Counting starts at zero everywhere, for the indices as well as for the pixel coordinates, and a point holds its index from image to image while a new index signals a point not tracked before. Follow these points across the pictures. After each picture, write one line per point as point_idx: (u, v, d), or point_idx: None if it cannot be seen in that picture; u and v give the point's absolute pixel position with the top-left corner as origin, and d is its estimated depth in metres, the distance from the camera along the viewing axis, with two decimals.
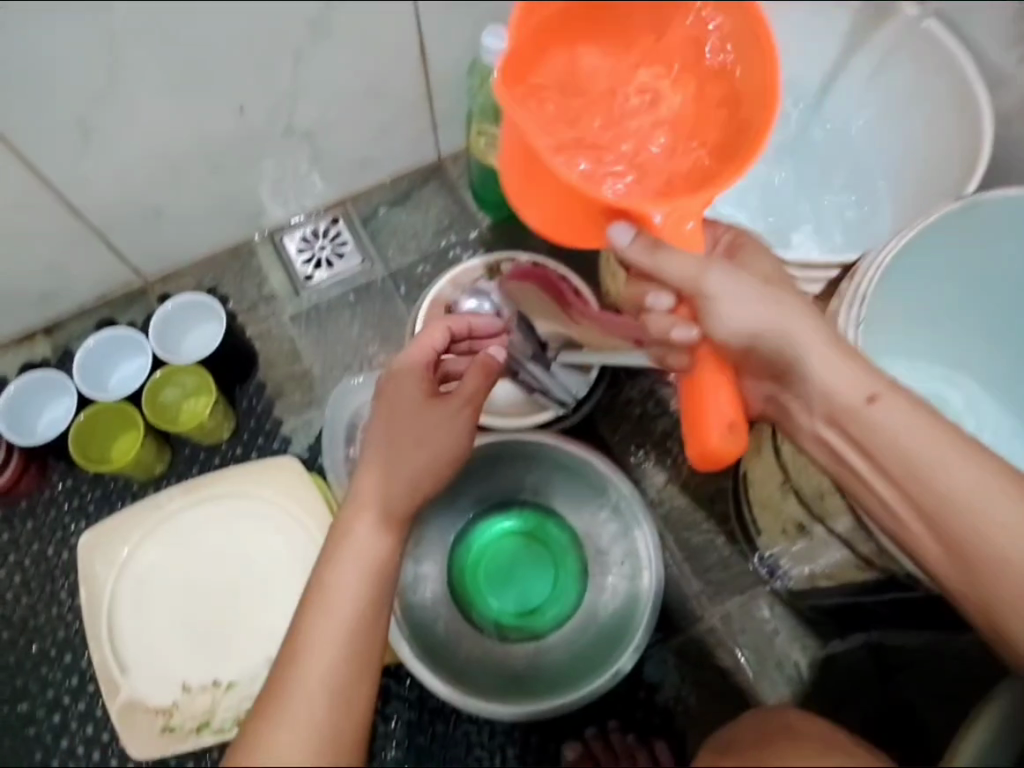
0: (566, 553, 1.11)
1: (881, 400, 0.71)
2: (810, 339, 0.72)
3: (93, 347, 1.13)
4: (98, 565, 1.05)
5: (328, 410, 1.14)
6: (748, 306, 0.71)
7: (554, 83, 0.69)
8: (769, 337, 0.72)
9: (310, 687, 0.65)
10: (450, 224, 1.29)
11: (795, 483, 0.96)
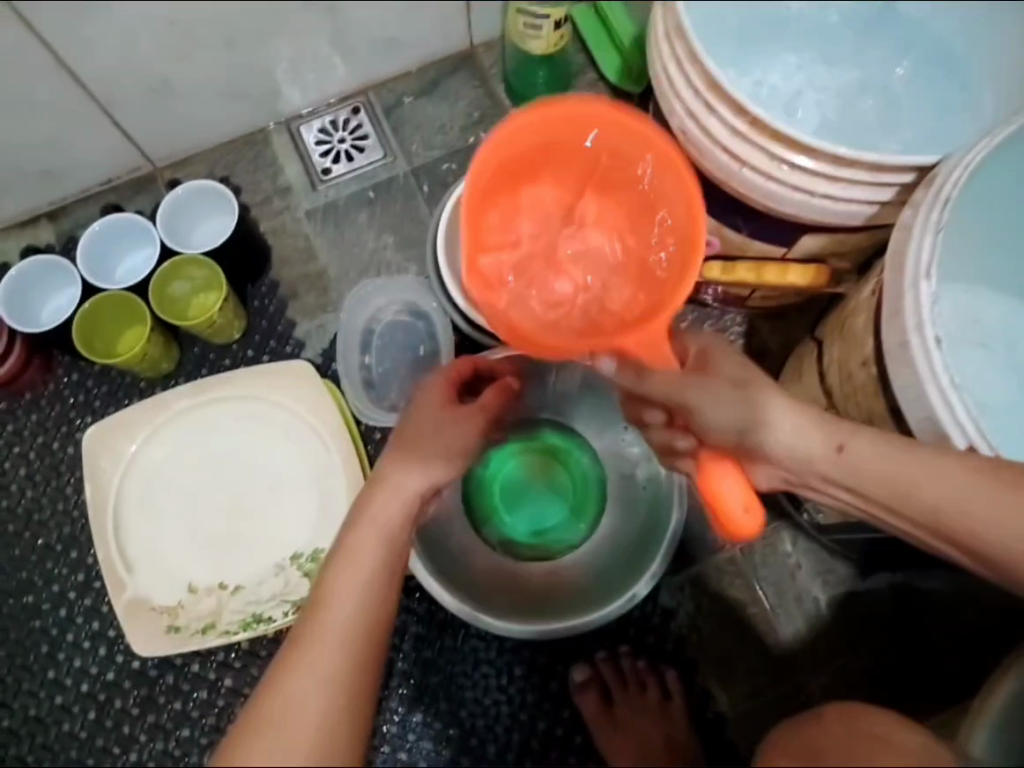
0: (585, 480, 1.08)
1: (845, 443, 0.74)
2: (779, 417, 0.74)
3: (99, 233, 1.07)
4: (104, 459, 1.02)
5: (344, 312, 1.09)
6: (728, 411, 0.72)
7: (486, 266, 0.74)
8: (751, 430, 0.73)
9: (332, 634, 0.67)
10: (480, 119, 1.20)
11: (841, 409, 0.89)
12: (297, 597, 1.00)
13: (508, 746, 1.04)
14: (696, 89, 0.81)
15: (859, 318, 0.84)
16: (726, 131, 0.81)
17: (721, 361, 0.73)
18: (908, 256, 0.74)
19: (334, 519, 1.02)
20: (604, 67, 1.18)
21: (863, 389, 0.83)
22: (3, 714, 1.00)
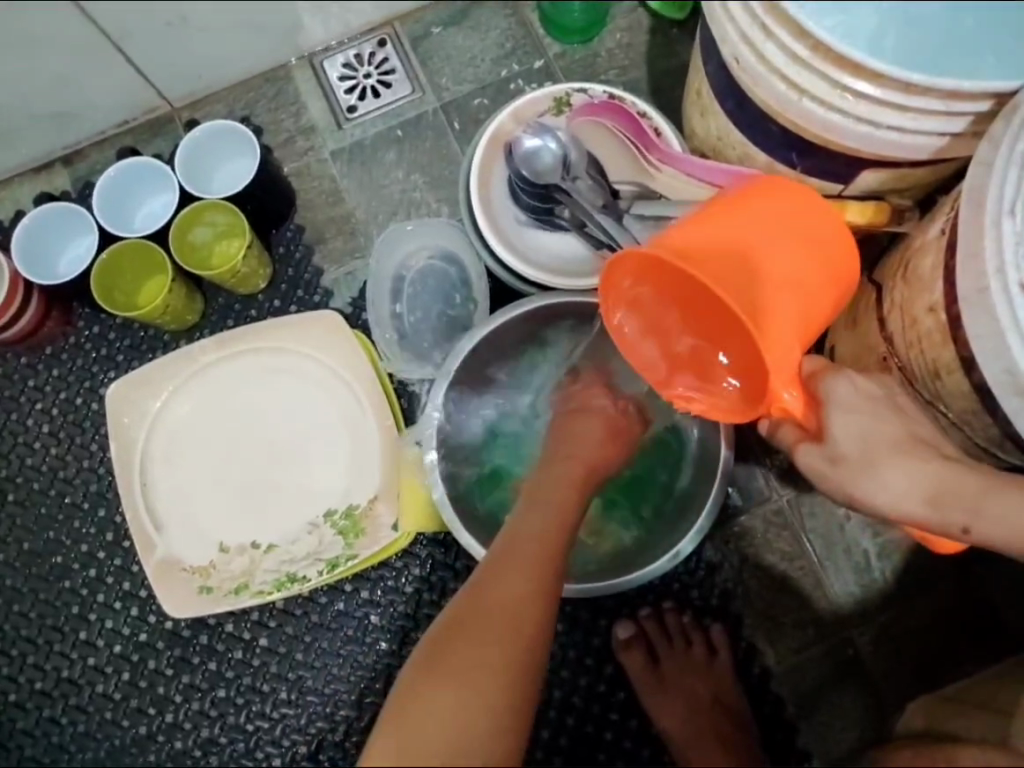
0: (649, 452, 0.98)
1: (973, 525, 0.71)
2: (892, 489, 0.72)
3: (115, 177, 1.01)
4: (127, 417, 0.98)
5: (373, 259, 1.03)
6: (824, 467, 0.73)
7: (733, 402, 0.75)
8: (861, 495, 0.73)
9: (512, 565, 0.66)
10: (513, 49, 1.12)
11: (902, 358, 0.82)
12: (331, 555, 0.96)
13: (548, 704, 1.01)
14: (752, 11, 0.73)
15: (926, 259, 0.77)
16: (784, 51, 0.73)
17: (839, 428, 0.71)
18: (991, 191, 0.68)
19: (368, 473, 0.99)
20: None
21: (927, 338, 0.76)
22: (36, 676, 0.99)
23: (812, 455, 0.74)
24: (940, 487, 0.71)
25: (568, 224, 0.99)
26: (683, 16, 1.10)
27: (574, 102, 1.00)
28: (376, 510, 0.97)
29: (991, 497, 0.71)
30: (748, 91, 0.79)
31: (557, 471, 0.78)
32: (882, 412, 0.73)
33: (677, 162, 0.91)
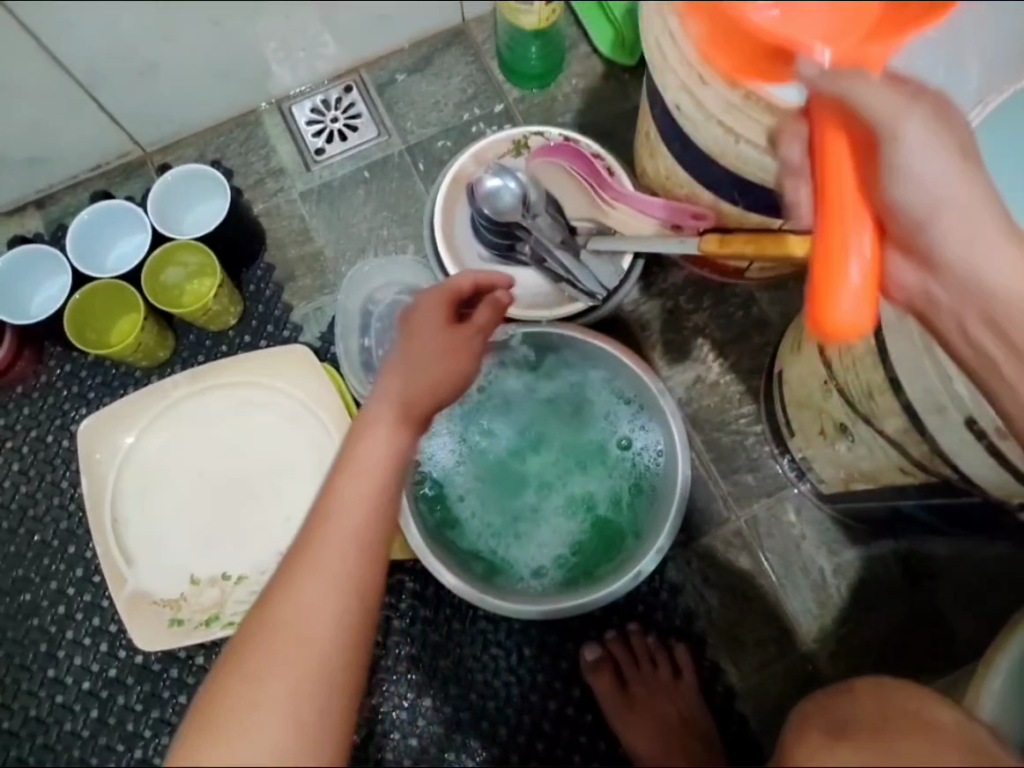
0: (608, 466, 1.01)
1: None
2: (995, 256, 0.70)
3: (88, 220, 1.04)
4: (99, 454, 0.99)
5: (340, 295, 1.07)
6: (935, 166, 0.65)
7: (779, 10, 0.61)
8: (944, 210, 0.68)
9: (303, 571, 0.61)
10: (474, 94, 1.18)
11: (841, 381, 0.85)
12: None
13: (518, 729, 1.02)
14: (687, 61, 0.78)
15: None
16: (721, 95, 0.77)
17: (955, 118, 0.66)
18: None
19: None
20: (597, 39, 1.16)
21: (861, 360, 0.79)
22: (3, 715, 0.99)
23: (927, 156, 0.65)
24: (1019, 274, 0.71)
25: (528, 258, 1.03)
26: (633, 60, 1.16)
27: (531, 145, 1.05)
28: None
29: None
30: (691, 134, 0.83)
31: (390, 402, 0.69)
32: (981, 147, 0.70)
33: (631, 199, 0.98)
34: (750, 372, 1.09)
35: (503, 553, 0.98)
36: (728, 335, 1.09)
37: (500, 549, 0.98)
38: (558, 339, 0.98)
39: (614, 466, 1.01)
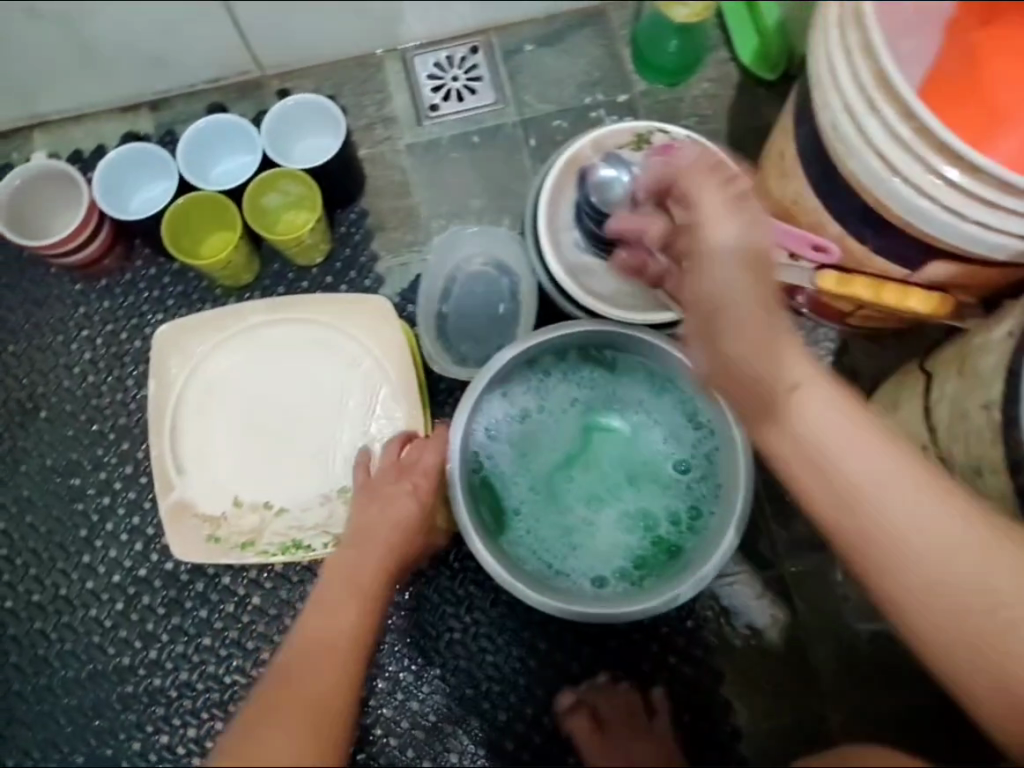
0: (664, 483, 0.99)
1: (993, 586, 0.64)
2: (745, 331, 0.69)
3: (201, 128, 1.03)
4: (171, 360, 1.01)
5: (431, 256, 1.07)
6: (734, 234, 0.71)
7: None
8: (721, 312, 0.70)
9: (307, 655, 0.65)
10: (600, 79, 1.16)
11: (944, 450, 0.82)
12: (339, 531, 0.99)
13: (518, 716, 1.02)
14: (861, 84, 0.74)
15: (986, 357, 0.77)
16: (895, 124, 0.73)
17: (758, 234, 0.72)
18: None
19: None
20: (739, 45, 1.13)
21: (976, 434, 0.77)
22: (34, 588, 1.02)
23: (739, 330, 0.69)
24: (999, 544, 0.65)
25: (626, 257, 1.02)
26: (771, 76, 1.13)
27: (653, 141, 1.03)
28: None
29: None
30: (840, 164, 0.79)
31: (366, 534, 0.84)
32: (748, 209, 0.72)
33: None
34: None
35: (548, 549, 0.97)
36: None
37: (553, 561, 0.96)
38: (644, 347, 0.97)
39: (669, 483, 0.99)
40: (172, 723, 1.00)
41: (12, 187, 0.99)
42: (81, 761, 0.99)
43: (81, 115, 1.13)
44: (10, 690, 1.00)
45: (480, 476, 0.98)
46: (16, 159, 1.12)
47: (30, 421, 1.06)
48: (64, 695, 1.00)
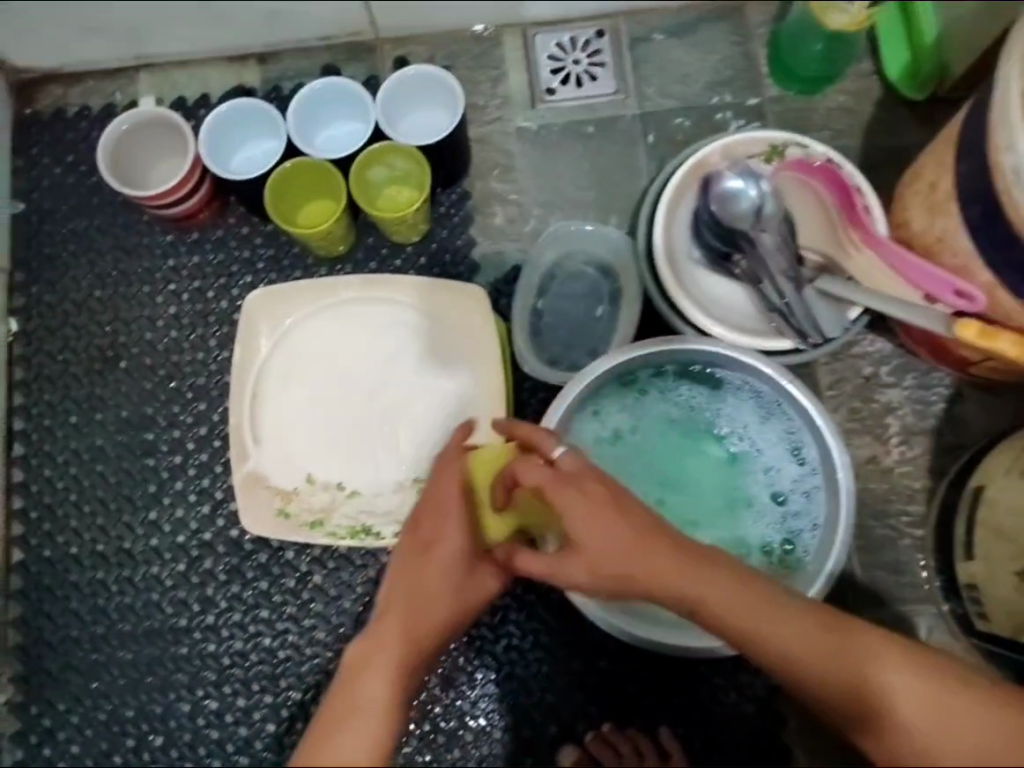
0: (757, 516, 0.94)
1: (907, 724, 0.66)
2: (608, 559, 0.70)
3: (316, 90, 0.99)
4: (259, 326, 0.98)
5: (534, 248, 1.01)
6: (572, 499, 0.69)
7: None
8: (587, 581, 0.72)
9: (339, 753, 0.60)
10: (729, 80, 1.09)
11: None
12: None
13: (570, 736, 0.96)
14: None
15: None
16: None
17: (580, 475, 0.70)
18: None
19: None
20: (886, 59, 1.06)
21: None
22: (99, 538, 1.03)
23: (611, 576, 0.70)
24: (912, 681, 0.67)
25: (741, 274, 0.97)
26: (916, 94, 1.06)
27: (787, 154, 0.97)
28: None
29: (950, 692, 0.66)
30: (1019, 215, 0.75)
31: (421, 557, 0.74)
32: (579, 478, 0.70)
33: (884, 249, 0.90)
34: (927, 472, 1.00)
35: None
36: (919, 422, 1.01)
37: None
38: (758, 375, 0.92)
39: (762, 517, 0.94)
40: (222, 690, 0.99)
41: (117, 134, 0.96)
42: (130, 715, 1.00)
43: (187, 59, 1.09)
44: (67, 636, 1.01)
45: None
46: (118, 99, 1.10)
47: (110, 370, 1.06)
48: (119, 648, 1.01)
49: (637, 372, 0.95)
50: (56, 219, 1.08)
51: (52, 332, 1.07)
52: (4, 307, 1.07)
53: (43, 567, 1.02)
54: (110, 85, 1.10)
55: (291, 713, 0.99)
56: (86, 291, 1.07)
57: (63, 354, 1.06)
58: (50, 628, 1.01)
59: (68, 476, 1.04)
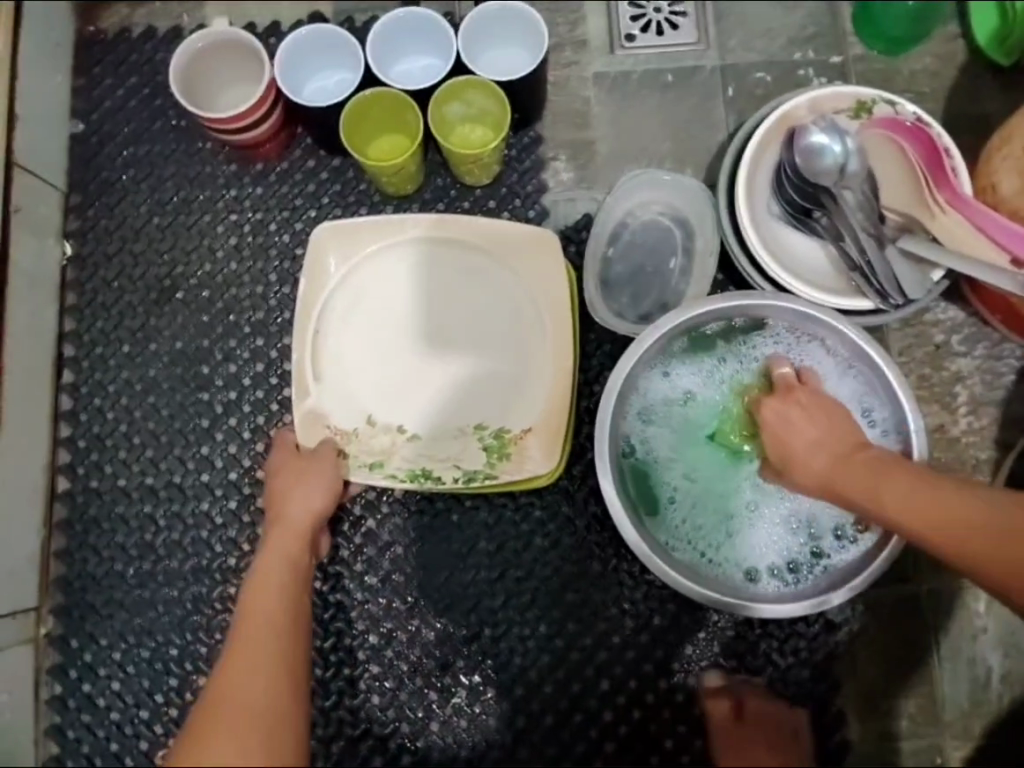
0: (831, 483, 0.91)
1: (936, 505, 0.72)
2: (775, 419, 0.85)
3: (396, 20, 0.96)
4: (326, 265, 0.95)
5: (609, 195, 0.99)
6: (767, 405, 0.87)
7: None
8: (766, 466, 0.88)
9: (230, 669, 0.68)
10: (813, 37, 1.06)
11: None
12: (470, 467, 0.94)
13: (624, 691, 0.95)
14: None
15: None
16: None
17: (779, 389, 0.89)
18: None
19: (528, 402, 0.95)
20: (975, 24, 1.03)
21: None
22: (148, 471, 1.00)
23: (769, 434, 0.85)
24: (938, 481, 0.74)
25: (823, 231, 0.95)
26: (1007, 61, 1.02)
27: (876, 111, 0.95)
28: (526, 440, 0.94)
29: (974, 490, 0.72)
30: None
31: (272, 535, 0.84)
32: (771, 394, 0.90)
33: (972, 209, 0.88)
34: (995, 444, 0.99)
35: (696, 536, 0.92)
36: (990, 394, 0.99)
37: (704, 551, 0.91)
38: (831, 333, 0.91)
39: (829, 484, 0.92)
40: None
41: (192, 52, 0.94)
42: (174, 653, 0.97)
43: None
44: (111, 569, 0.98)
45: (634, 454, 0.93)
46: (186, 23, 1.07)
47: (166, 300, 1.03)
48: (164, 585, 0.98)
49: (714, 338, 0.93)
50: (116, 142, 1.05)
51: (107, 259, 1.03)
52: (60, 228, 1.03)
53: (89, 498, 0.99)
54: (178, 9, 1.07)
55: (338, 659, 0.96)
56: (145, 217, 1.04)
57: (118, 282, 1.03)
58: (94, 562, 0.98)
59: (119, 406, 1.01)
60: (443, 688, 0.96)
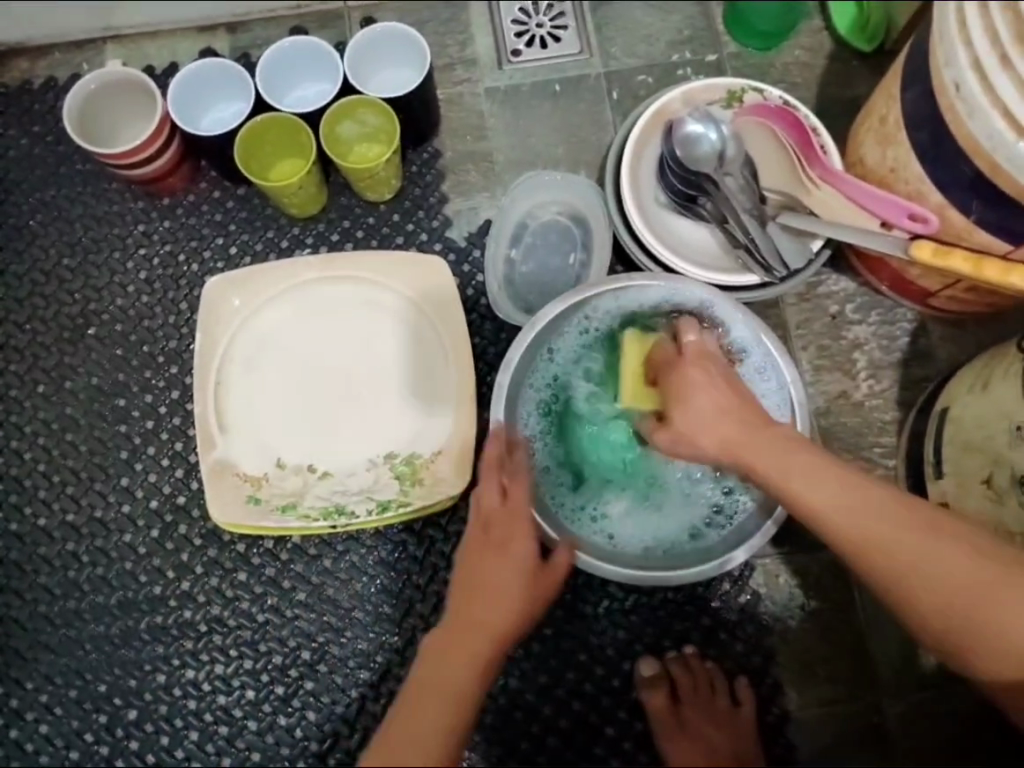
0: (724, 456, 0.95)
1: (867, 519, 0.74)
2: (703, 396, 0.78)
3: (283, 49, 1.00)
4: (222, 313, 0.98)
5: (503, 199, 1.03)
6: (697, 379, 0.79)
7: None
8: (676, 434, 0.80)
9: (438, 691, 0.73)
10: (689, 39, 1.12)
11: None
12: (383, 497, 0.96)
13: (560, 681, 0.96)
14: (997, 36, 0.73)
15: None
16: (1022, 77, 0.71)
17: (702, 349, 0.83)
18: None
19: (439, 425, 0.98)
20: (835, 17, 1.11)
21: None
22: (69, 508, 1.00)
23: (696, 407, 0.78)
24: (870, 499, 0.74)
25: (707, 215, 0.99)
26: (868, 47, 1.09)
27: (746, 99, 1.00)
28: (436, 463, 0.96)
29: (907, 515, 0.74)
30: (963, 117, 0.79)
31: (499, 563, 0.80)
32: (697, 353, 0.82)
33: (843, 181, 0.91)
34: (897, 405, 1.02)
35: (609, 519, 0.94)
36: (887, 356, 1.03)
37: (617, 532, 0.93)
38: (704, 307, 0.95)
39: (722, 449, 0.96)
40: (201, 658, 0.96)
41: (88, 90, 0.97)
42: (104, 690, 0.96)
43: (156, 30, 1.11)
44: (36, 610, 0.97)
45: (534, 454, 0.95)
46: (86, 70, 1.10)
47: (78, 338, 1.04)
48: (91, 622, 0.97)
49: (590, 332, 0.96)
50: (22, 190, 1.07)
51: (18, 303, 1.05)
52: None
53: (11, 541, 0.99)
54: (77, 57, 1.10)
55: (273, 678, 0.96)
56: (54, 258, 1.06)
57: (30, 324, 1.04)
58: (18, 605, 0.97)
59: (36, 446, 1.01)
60: (380, 698, 0.96)
